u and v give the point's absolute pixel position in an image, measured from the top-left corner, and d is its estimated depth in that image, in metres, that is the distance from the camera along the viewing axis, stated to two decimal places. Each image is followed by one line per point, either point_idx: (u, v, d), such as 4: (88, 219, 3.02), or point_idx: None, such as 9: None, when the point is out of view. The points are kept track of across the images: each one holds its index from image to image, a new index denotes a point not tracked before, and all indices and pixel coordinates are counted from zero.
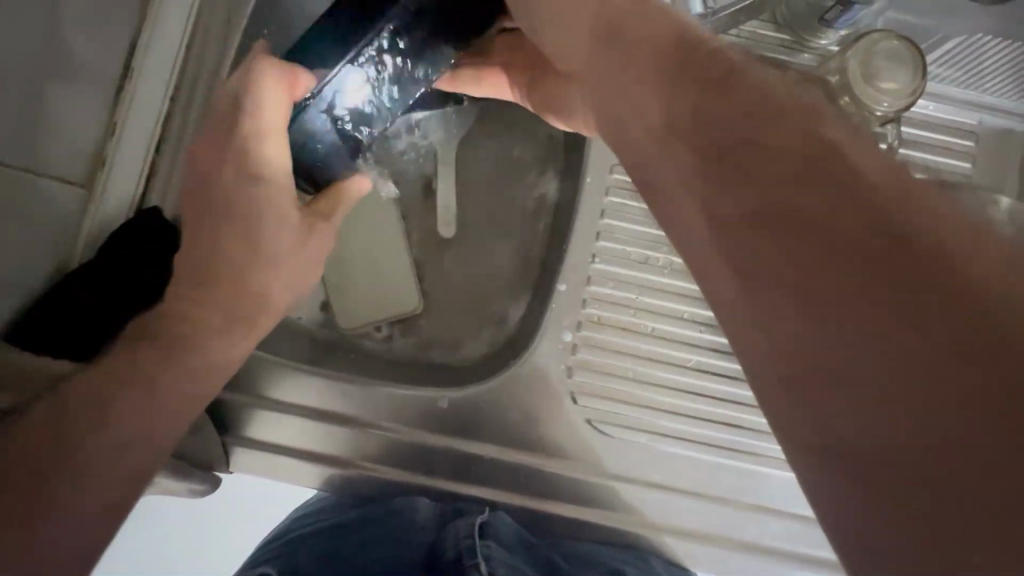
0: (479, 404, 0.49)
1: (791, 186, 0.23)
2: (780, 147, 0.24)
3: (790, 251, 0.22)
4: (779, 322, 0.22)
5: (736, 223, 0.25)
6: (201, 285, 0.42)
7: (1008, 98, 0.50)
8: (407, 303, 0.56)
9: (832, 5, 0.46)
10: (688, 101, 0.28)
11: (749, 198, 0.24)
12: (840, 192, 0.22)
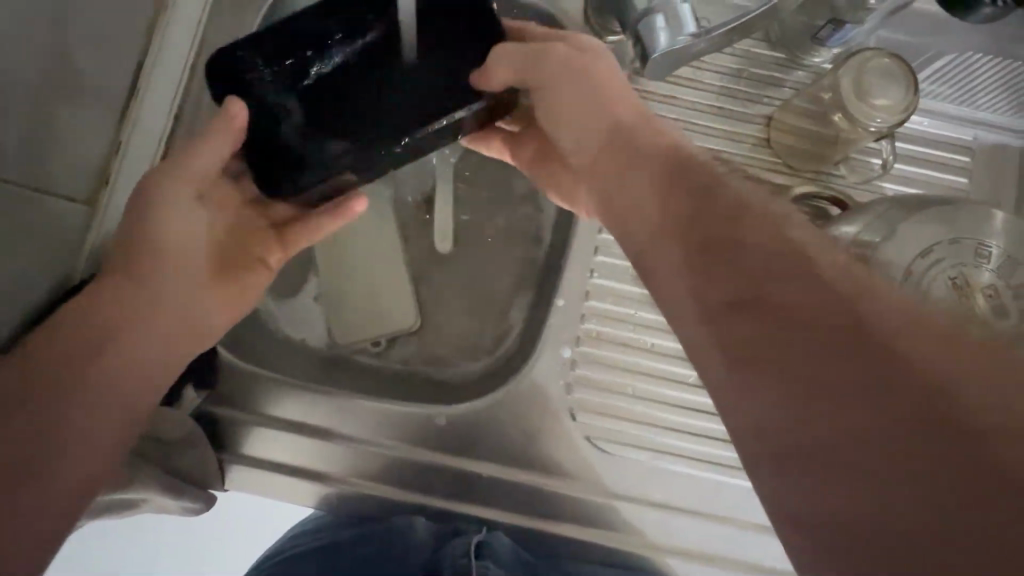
0: (477, 421, 0.49)
1: (753, 259, 0.28)
2: (741, 227, 0.30)
3: (765, 307, 0.26)
4: (761, 369, 0.25)
5: (715, 285, 0.29)
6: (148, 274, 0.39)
7: (1002, 114, 0.51)
8: (406, 319, 0.56)
9: (823, 24, 0.48)
10: (672, 184, 0.34)
11: (726, 266, 0.29)
12: (791, 265, 0.27)
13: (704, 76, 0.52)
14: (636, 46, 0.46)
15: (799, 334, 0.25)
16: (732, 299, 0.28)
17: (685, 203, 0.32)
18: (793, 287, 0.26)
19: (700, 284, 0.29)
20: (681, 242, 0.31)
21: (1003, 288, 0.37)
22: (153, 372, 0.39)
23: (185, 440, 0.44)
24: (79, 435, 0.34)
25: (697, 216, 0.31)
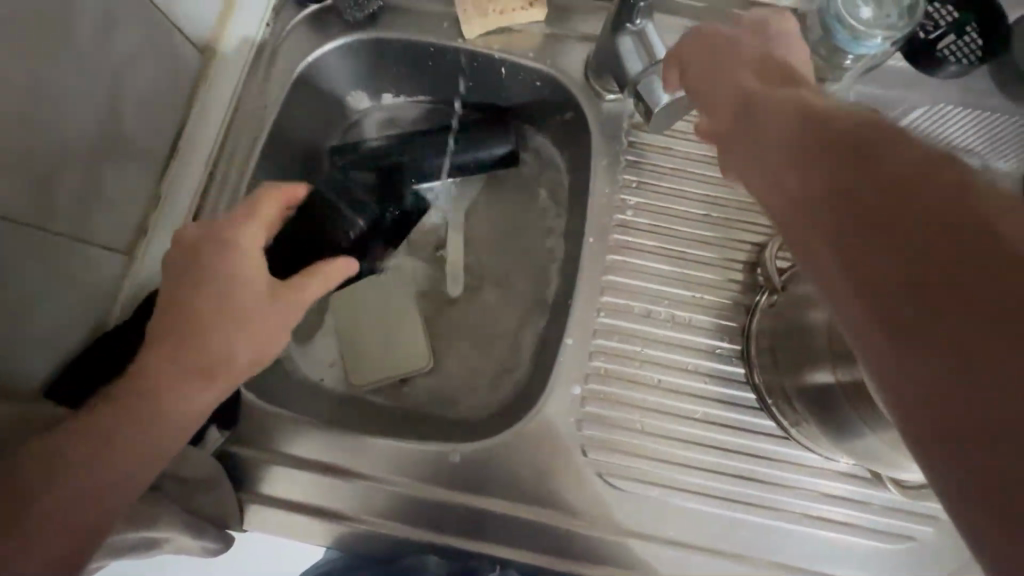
0: (490, 458, 0.50)
1: (854, 147, 0.25)
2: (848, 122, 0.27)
3: (883, 209, 0.23)
4: (878, 275, 0.22)
5: (822, 188, 0.26)
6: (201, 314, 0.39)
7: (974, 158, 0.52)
8: (419, 360, 0.58)
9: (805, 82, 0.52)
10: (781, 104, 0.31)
11: (839, 164, 0.25)
12: (908, 154, 0.24)
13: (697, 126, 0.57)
14: (638, 102, 0.51)
15: (879, 222, 0.23)
16: (804, 197, 0.26)
17: (801, 111, 0.29)
18: (893, 176, 0.23)
19: (805, 186, 0.27)
20: (787, 146, 0.29)
21: None
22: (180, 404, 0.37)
23: (208, 480, 0.44)
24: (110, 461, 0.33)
25: (808, 122, 0.28)
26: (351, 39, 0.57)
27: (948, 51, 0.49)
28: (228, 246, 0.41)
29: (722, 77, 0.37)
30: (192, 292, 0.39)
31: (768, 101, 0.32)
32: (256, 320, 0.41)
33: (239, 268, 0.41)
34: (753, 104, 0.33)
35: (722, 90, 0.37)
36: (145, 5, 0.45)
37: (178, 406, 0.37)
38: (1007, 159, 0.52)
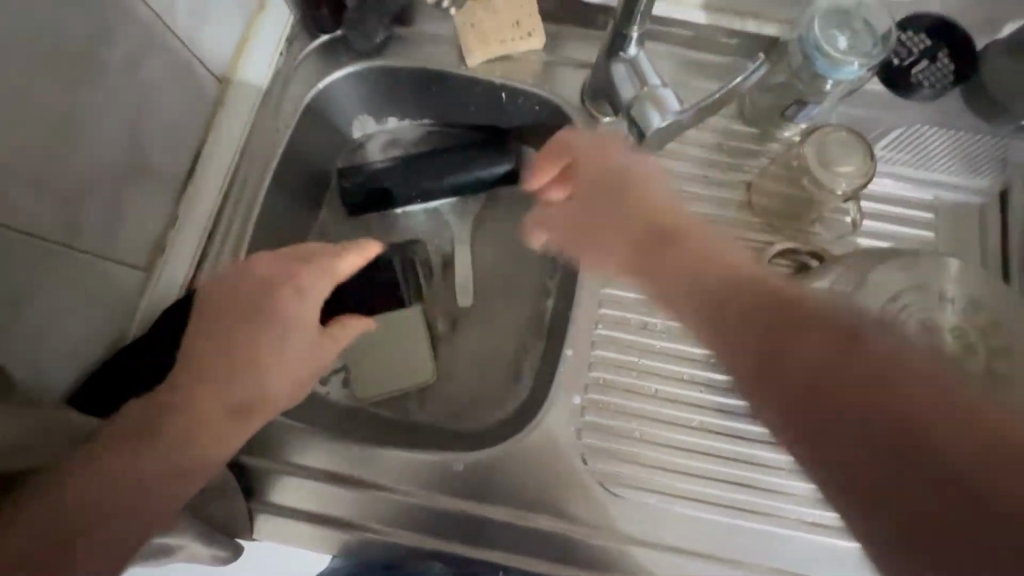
0: (494, 467, 0.51)
1: (755, 324, 0.32)
2: (748, 312, 0.32)
3: (771, 350, 0.31)
4: (792, 407, 0.29)
5: (724, 330, 0.33)
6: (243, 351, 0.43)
7: (954, 174, 0.57)
8: (423, 372, 0.60)
9: (790, 104, 0.55)
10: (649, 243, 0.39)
11: (727, 311, 0.33)
12: (808, 354, 0.29)
13: (689, 146, 0.60)
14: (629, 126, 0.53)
15: (774, 363, 0.30)
16: (714, 337, 0.33)
17: (701, 289, 0.34)
18: (808, 384, 0.29)
19: (709, 328, 0.34)
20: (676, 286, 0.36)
21: (966, 327, 0.41)
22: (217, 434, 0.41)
23: (221, 487, 0.46)
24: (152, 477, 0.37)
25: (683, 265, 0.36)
26: (359, 68, 0.61)
27: (920, 77, 0.52)
28: (279, 294, 0.46)
29: (613, 220, 0.41)
30: (237, 327, 0.44)
31: (676, 273, 0.36)
32: (301, 369, 0.46)
33: (300, 320, 0.46)
34: (661, 269, 0.37)
35: (613, 237, 0.41)
36: (171, 40, 0.48)
37: (223, 442, 0.41)
38: (982, 173, 0.56)
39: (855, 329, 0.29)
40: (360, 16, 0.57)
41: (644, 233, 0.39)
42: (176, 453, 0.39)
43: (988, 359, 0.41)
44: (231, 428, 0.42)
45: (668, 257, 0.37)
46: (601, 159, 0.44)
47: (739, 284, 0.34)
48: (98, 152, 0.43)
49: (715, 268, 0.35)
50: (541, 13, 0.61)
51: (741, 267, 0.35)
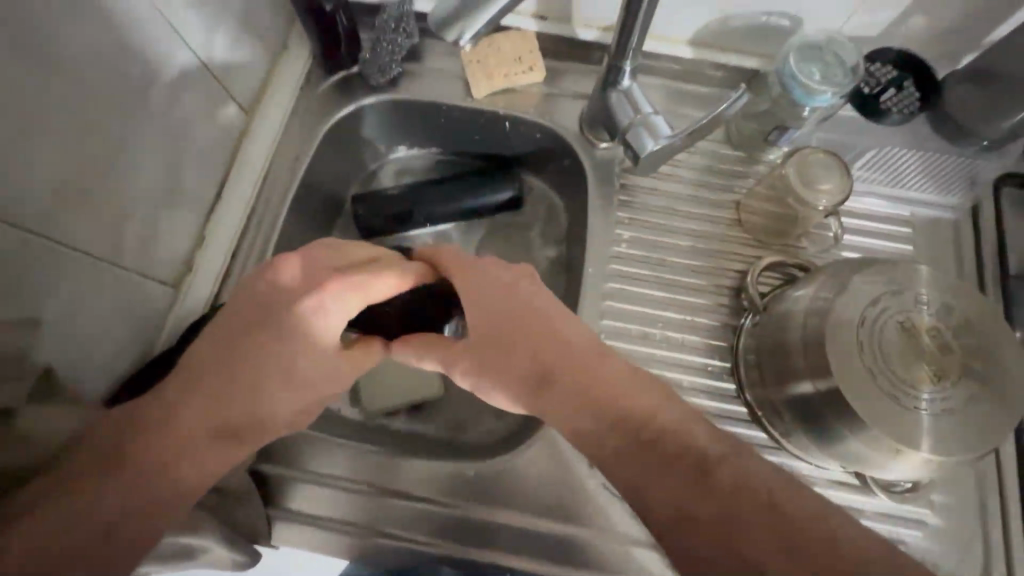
0: (503, 472, 0.53)
1: (627, 437, 0.39)
2: (642, 441, 0.38)
3: (632, 464, 0.38)
4: (655, 511, 0.36)
5: (604, 444, 0.39)
6: (257, 365, 0.43)
7: (924, 192, 0.61)
8: (431, 386, 0.63)
9: (772, 129, 0.60)
10: (534, 355, 0.44)
11: (603, 426, 0.40)
12: (668, 487, 0.36)
13: (681, 168, 0.64)
14: (627, 149, 0.57)
15: (636, 475, 0.37)
16: (599, 444, 0.40)
17: (579, 406, 0.41)
18: (656, 493, 0.36)
19: (595, 440, 0.40)
20: (563, 399, 0.42)
21: (942, 328, 0.44)
22: (224, 448, 0.42)
23: (243, 493, 0.48)
24: (162, 484, 0.38)
25: (565, 380, 0.43)
26: (373, 101, 0.65)
27: (889, 103, 0.57)
28: (303, 310, 0.44)
29: (512, 356, 0.45)
30: (249, 337, 0.43)
31: (573, 415, 0.42)
32: (308, 393, 0.46)
33: (313, 342, 0.45)
34: (554, 402, 0.43)
35: (514, 363, 0.45)
36: (205, 74, 0.52)
37: (220, 458, 0.42)
38: (952, 192, 0.61)
39: (707, 456, 0.36)
40: (374, 55, 0.63)
41: (535, 369, 0.44)
42: (179, 464, 0.39)
43: (964, 357, 0.44)
44: (229, 445, 0.42)
45: (557, 397, 0.43)
46: (502, 297, 0.46)
47: (618, 425, 0.39)
48: (143, 177, 0.47)
49: (600, 406, 0.41)
50: (542, 49, 0.67)
51: (626, 395, 0.41)
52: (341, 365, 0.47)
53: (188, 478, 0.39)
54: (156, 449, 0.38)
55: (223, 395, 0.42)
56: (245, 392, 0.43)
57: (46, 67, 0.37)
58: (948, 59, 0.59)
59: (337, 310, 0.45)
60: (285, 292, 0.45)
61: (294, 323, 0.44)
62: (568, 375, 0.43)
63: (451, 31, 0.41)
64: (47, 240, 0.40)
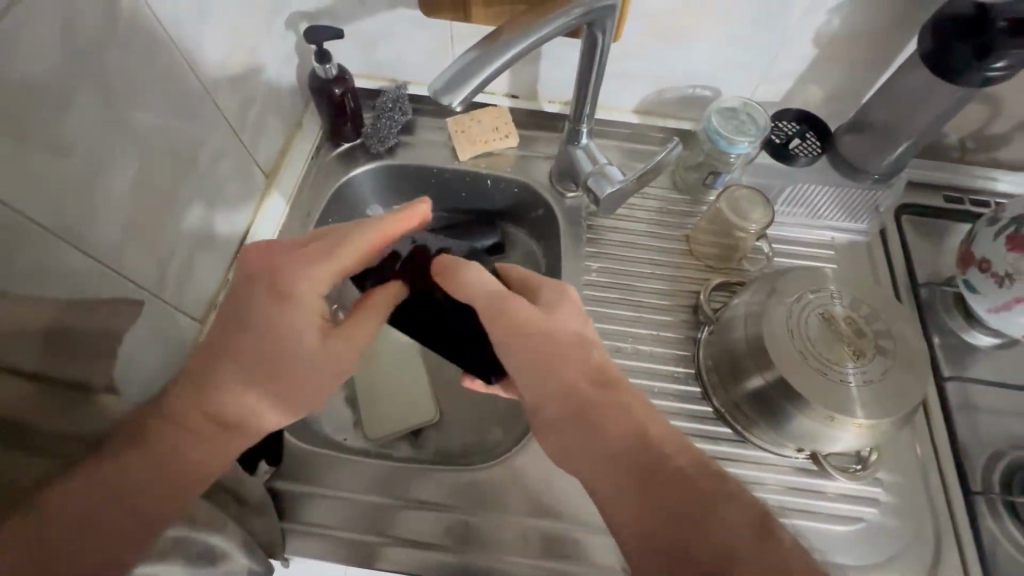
0: (499, 479, 0.60)
1: (683, 467, 0.43)
2: (680, 470, 0.43)
3: (692, 487, 0.42)
4: (704, 535, 0.39)
5: (662, 463, 0.43)
6: (254, 364, 0.46)
7: (838, 222, 0.74)
8: (427, 414, 0.70)
9: (708, 174, 0.73)
10: (596, 378, 0.49)
11: (661, 449, 0.44)
12: (728, 523, 0.39)
13: (638, 210, 0.76)
14: (590, 194, 0.69)
15: (691, 503, 0.41)
16: (648, 463, 0.43)
17: (634, 428, 0.45)
18: (709, 521, 0.40)
19: (651, 457, 0.44)
20: (622, 416, 0.46)
21: (854, 316, 0.55)
22: (219, 447, 0.43)
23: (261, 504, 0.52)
24: (169, 476, 0.40)
25: (627, 404, 0.47)
26: (374, 165, 0.77)
27: (798, 150, 0.70)
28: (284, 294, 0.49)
29: (568, 375, 0.49)
30: (239, 330, 0.47)
31: (621, 430, 0.45)
32: (286, 390, 0.48)
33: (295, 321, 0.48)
34: (601, 416, 0.47)
35: (567, 364, 0.50)
36: (237, 148, 0.63)
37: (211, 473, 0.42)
38: (862, 220, 0.73)
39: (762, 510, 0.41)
40: (375, 129, 0.75)
41: (590, 387, 0.48)
42: (184, 458, 0.41)
43: (874, 338, 0.54)
44: (216, 461, 0.43)
45: (615, 419, 0.46)
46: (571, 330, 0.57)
47: (674, 455, 0.44)
48: (184, 226, 0.56)
49: (650, 436, 0.45)
50: (515, 120, 0.80)
51: (667, 432, 0.46)
52: (323, 358, 0.49)
53: (193, 474, 0.41)
54: (158, 465, 0.39)
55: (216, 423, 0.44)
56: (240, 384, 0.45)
57: (128, 137, 0.47)
58: (836, 118, 0.74)
59: (310, 300, 0.50)
60: (273, 283, 0.49)
61: (276, 314, 0.48)
62: (629, 401, 0.48)
63: (453, 95, 0.47)
64: (112, 271, 0.47)
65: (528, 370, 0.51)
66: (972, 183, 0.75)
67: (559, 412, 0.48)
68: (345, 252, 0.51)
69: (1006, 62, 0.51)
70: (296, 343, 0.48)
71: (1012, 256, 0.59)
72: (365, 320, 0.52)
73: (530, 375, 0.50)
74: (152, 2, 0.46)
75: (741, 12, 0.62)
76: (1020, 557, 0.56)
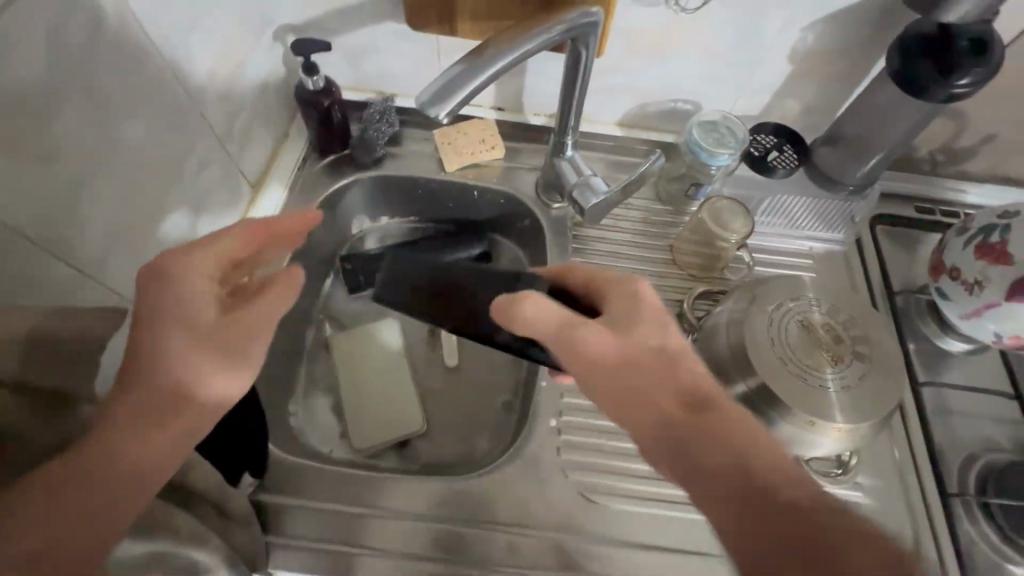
0: (485, 489, 0.60)
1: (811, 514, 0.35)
2: (805, 506, 0.35)
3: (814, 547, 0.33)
4: None
5: (778, 509, 0.35)
6: (180, 343, 0.41)
7: (815, 232, 0.76)
8: (414, 424, 0.70)
9: (691, 186, 0.74)
10: (689, 402, 0.42)
11: (778, 491, 0.36)
12: None
13: (622, 221, 0.77)
14: (574, 204, 0.70)
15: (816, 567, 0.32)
16: (763, 510, 0.35)
17: (745, 464, 0.37)
18: None
19: (770, 501, 0.35)
20: (728, 448, 0.38)
21: (833, 323, 0.56)
22: (165, 432, 0.38)
23: (244, 517, 0.52)
24: (109, 468, 0.35)
25: (731, 432, 0.39)
26: (361, 176, 0.77)
27: (777, 162, 0.72)
28: (171, 285, 0.42)
29: (653, 400, 0.42)
30: (152, 320, 0.41)
31: (726, 464, 0.38)
32: (219, 363, 0.42)
33: (198, 303, 0.42)
34: (708, 434, 0.39)
35: (653, 388, 0.42)
36: (223, 159, 0.63)
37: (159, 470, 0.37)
38: (839, 231, 0.75)
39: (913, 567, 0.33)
40: (362, 140, 0.76)
41: (684, 412, 0.41)
42: (128, 449, 0.36)
43: (852, 344, 0.55)
44: (167, 445, 0.38)
45: (721, 452, 0.38)
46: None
47: (794, 501, 0.35)
48: (167, 236, 0.56)
49: (763, 473, 0.37)
50: (502, 133, 0.82)
51: (783, 465, 0.38)
52: (233, 334, 0.43)
53: (137, 464, 0.36)
54: (107, 459, 0.35)
55: (147, 413, 0.38)
56: (169, 365, 0.40)
57: (112, 148, 0.46)
58: (812, 131, 0.77)
59: (192, 287, 0.43)
60: (158, 277, 0.43)
61: (178, 301, 0.42)
62: (732, 429, 0.39)
63: (441, 107, 0.48)
64: (94, 280, 0.47)
65: (609, 391, 0.44)
66: (943, 195, 0.77)
67: (650, 439, 0.41)
68: (226, 240, 0.46)
69: (970, 79, 0.54)
70: (198, 317, 0.42)
71: (980, 264, 0.61)
72: (273, 298, 0.45)
73: (612, 397, 0.43)
74: (142, 14, 0.47)
75: (720, 30, 0.64)
76: (995, 558, 0.57)
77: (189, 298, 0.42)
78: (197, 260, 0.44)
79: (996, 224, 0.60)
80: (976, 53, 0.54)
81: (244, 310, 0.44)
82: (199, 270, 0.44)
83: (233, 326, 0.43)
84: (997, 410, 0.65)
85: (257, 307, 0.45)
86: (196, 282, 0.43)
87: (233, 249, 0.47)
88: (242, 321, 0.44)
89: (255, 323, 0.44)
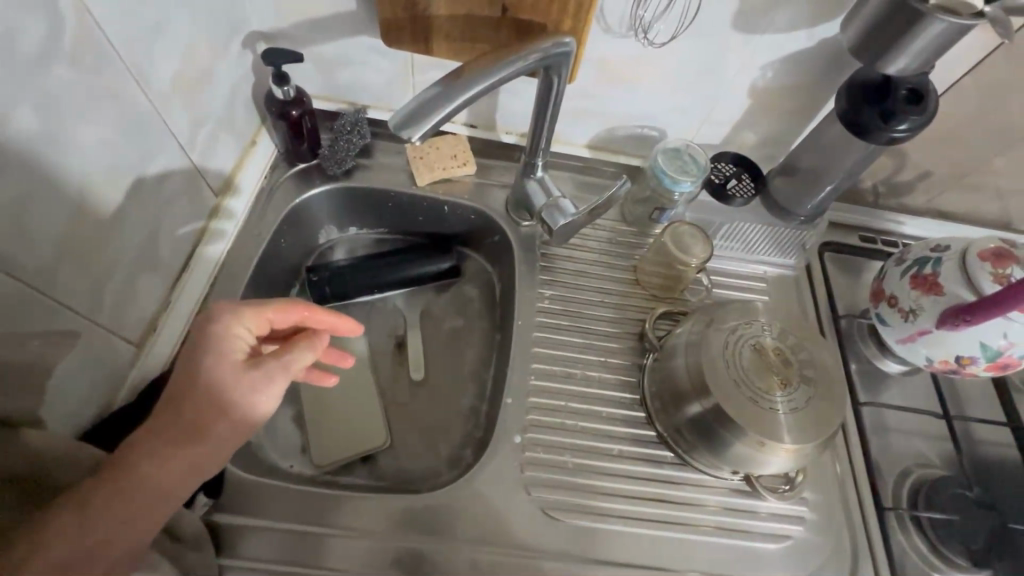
0: (447, 506, 0.60)
1: None
2: None
3: None
4: None
5: None
6: (215, 378, 0.46)
7: (770, 257, 0.80)
8: (377, 440, 0.69)
9: (656, 210, 0.77)
10: None
11: None
12: None
13: (589, 239, 0.79)
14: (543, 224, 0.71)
15: None
16: None
17: None
18: None
19: None
20: None
21: (782, 347, 0.59)
22: (193, 456, 0.45)
23: (196, 539, 0.51)
24: (141, 489, 0.42)
25: None
26: (330, 187, 0.76)
27: (734, 191, 0.76)
28: (216, 331, 0.48)
29: None
30: (193, 355, 0.47)
31: None
32: (249, 399, 0.47)
33: (234, 349, 0.48)
34: None
35: None
36: (187, 168, 0.62)
37: (175, 492, 0.44)
38: (790, 256, 0.80)
39: None
40: (333, 151, 0.75)
41: None
42: (159, 470, 0.43)
43: (799, 368, 0.58)
44: (192, 466, 0.45)
45: None
46: None
47: None
48: (126, 245, 0.54)
49: None
50: (474, 148, 0.82)
51: None
52: (258, 378, 0.47)
53: (167, 484, 0.44)
54: (137, 479, 0.42)
55: (178, 436, 0.44)
56: (203, 395, 0.45)
57: (70, 150, 0.45)
58: (767, 161, 0.81)
59: (231, 343, 0.48)
60: (207, 324, 0.48)
61: (220, 344, 0.48)
62: None
63: (414, 130, 0.49)
64: (45, 296, 0.45)
65: None
66: (884, 225, 0.83)
67: None
68: (275, 311, 0.52)
69: (908, 126, 0.59)
70: (232, 358, 0.48)
71: (914, 293, 0.65)
72: (302, 349, 0.50)
73: None
74: (100, 15, 0.45)
75: (686, 63, 0.67)
76: (924, 568, 0.61)
77: (231, 348, 0.48)
78: (247, 321, 0.50)
79: (930, 257, 0.65)
80: (912, 102, 0.59)
81: (278, 359, 0.48)
82: (242, 330, 0.49)
83: (263, 368, 0.48)
84: (928, 428, 0.70)
85: (287, 362, 0.49)
86: (238, 336, 0.49)
87: (280, 317, 0.52)
88: (276, 367, 0.48)
89: (277, 370, 0.48)
